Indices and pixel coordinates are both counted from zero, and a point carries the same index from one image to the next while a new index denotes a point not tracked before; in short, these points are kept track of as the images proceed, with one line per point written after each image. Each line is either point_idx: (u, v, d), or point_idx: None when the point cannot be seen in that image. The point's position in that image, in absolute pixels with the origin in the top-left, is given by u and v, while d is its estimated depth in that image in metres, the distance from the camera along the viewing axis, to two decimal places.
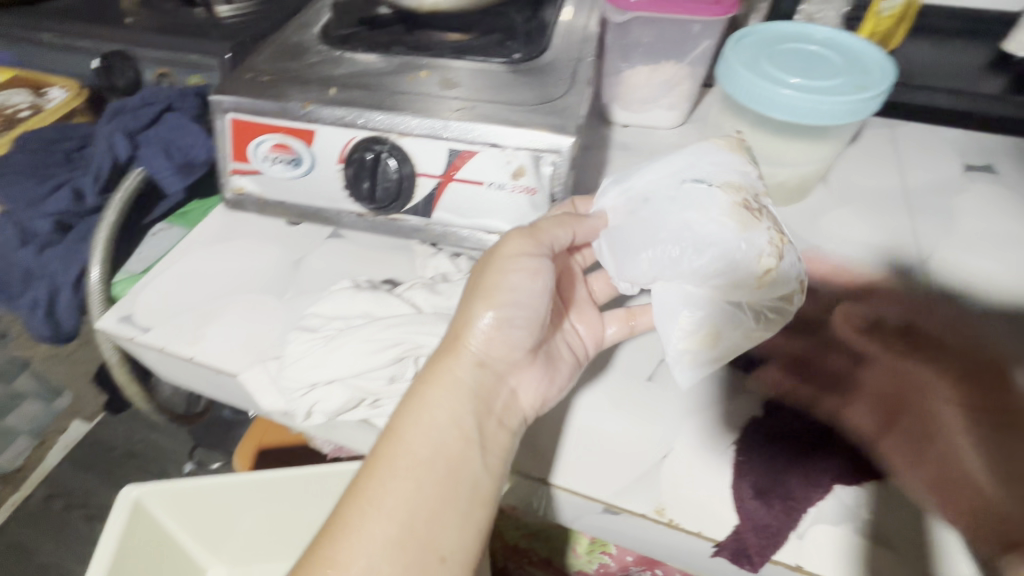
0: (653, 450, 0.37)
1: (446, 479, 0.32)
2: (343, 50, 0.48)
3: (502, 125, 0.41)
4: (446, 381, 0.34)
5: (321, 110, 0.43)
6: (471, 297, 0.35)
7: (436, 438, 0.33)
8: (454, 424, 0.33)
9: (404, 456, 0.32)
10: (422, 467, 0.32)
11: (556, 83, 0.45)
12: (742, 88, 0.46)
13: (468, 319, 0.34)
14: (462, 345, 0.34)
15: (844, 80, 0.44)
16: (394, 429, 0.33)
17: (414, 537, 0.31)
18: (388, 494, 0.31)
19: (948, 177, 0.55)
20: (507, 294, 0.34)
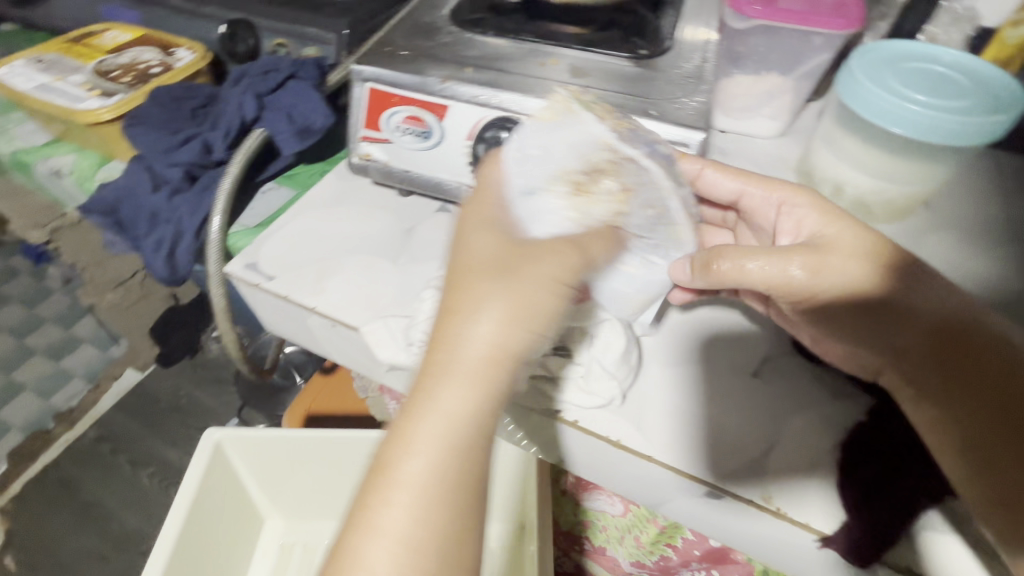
0: (759, 442, 0.38)
1: (461, 488, 0.29)
2: (473, 33, 0.51)
3: (635, 116, 0.42)
4: (468, 386, 0.29)
5: (458, 87, 0.45)
6: (479, 290, 0.31)
7: (457, 445, 0.29)
8: (475, 429, 0.29)
9: (426, 467, 0.28)
10: (437, 480, 0.28)
11: (681, 81, 0.46)
12: (865, 100, 0.46)
13: (477, 320, 0.30)
14: (504, 354, 0.30)
15: (973, 102, 0.44)
16: (408, 439, 0.29)
17: (422, 560, 0.27)
18: (401, 511, 0.28)
19: None
20: (534, 301, 0.30)
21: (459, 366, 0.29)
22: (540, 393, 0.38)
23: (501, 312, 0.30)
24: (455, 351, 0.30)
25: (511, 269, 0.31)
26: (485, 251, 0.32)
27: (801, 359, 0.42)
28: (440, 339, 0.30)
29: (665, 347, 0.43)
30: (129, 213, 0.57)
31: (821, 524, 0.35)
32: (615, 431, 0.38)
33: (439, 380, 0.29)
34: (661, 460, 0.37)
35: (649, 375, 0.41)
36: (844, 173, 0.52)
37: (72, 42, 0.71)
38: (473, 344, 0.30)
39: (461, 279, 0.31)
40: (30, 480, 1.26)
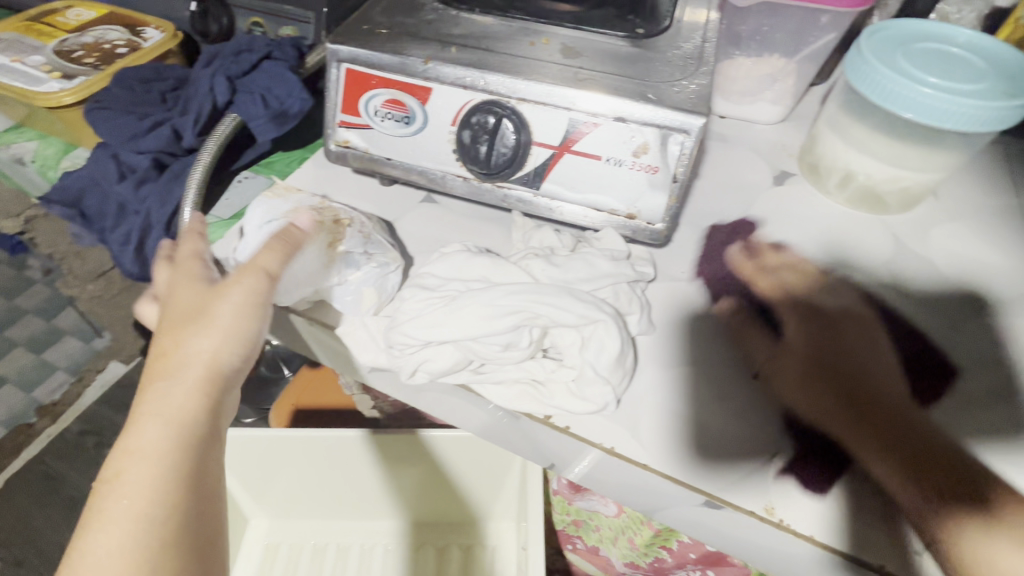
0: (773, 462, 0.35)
1: (171, 528, 0.30)
2: (459, 10, 0.47)
3: (631, 101, 0.39)
4: (180, 420, 0.31)
5: (441, 68, 0.42)
6: (193, 322, 0.33)
7: (169, 463, 0.30)
8: (178, 455, 0.31)
9: (132, 485, 0.30)
10: (149, 503, 0.29)
11: (681, 62, 0.43)
12: (876, 83, 0.43)
13: (192, 343, 0.33)
14: (177, 371, 0.32)
15: (990, 85, 0.42)
16: (120, 467, 0.30)
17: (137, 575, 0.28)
18: (103, 543, 0.29)
19: None
20: (219, 322, 0.33)
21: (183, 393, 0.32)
22: (531, 398, 0.36)
23: (204, 342, 0.33)
24: (159, 376, 0.32)
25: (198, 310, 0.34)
26: (184, 305, 0.34)
27: None
28: (156, 361, 0.33)
29: (660, 347, 0.40)
30: (94, 202, 0.54)
31: (838, 545, 0.33)
32: (608, 437, 0.35)
33: (144, 410, 0.31)
34: (657, 469, 0.35)
35: (643, 377, 0.39)
36: (848, 161, 0.49)
37: (32, 20, 0.66)
38: (174, 365, 0.32)
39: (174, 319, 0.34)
40: (12, 476, 1.22)
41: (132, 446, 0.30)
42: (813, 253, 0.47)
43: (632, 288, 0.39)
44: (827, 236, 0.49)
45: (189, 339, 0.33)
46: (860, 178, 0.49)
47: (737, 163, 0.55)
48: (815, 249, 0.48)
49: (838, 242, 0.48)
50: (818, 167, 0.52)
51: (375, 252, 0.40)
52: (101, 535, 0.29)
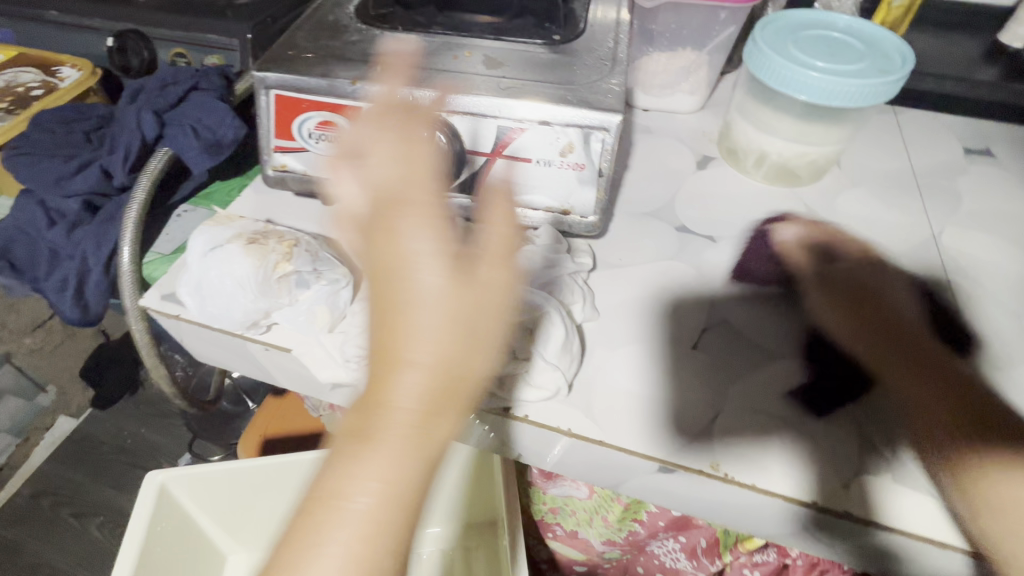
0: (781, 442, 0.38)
1: (431, 436, 0.28)
2: (382, 29, 0.49)
3: (553, 104, 0.42)
4: (401, 365, 0.28)
5: (370, 88, 0.43)
6: (421, 214, 0.31)
7: (429, 376, 0.28)
8: (456, 373, 0.29)
9: (350, 469, 0.28)
10: (399, 481, 0.27)
11: (597, 64, 0.46)
12: (773, 70, 0.48)
13: (415, 236, 0.30)
14: (385, 274, 0.30)
15: (868, 64, 0.47)
16: (385, 395, 0.28)
17: (403, 485, 0.27)
18: (373, 478, 0.27)
19: (948, 160, 0.59)
20: (404, 241, 0.30)
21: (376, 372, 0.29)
22: (488, 392, 0.38)
23: (426, 236, 0.30)
24: (405, 286, 0.29)
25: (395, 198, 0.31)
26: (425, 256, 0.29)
27: (737, 326, 0.44)
28: (395, 278, 0.30)
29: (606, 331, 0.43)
30: (24, 251, 0.53)
31: (800, 495, 0.36)
32: (564, 420, 0.38)
33: (416, 275, 0.29)
34: (611, 443, 0.37)
35: (592, 360, 0.41)
36: (759, 142, 0.54)
37: None
38: (404, 278, 0.29)
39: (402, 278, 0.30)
40: None
41: (390, 384, 0.28)
42: (737, 229, 0.51)
43: (571, 278, 0.41)
44: (748, 211, 0.53)
45: (413, 242, 0.30)
46: (771, 156, 0.54)
47: (663, 153, 0.59)
48: (739, 224, 0.52)
49: (758, 216, 0.53)
50: (735, 150, 0.57)
51: (323, 270, 0.42)
52: (362, 472, 0.27)
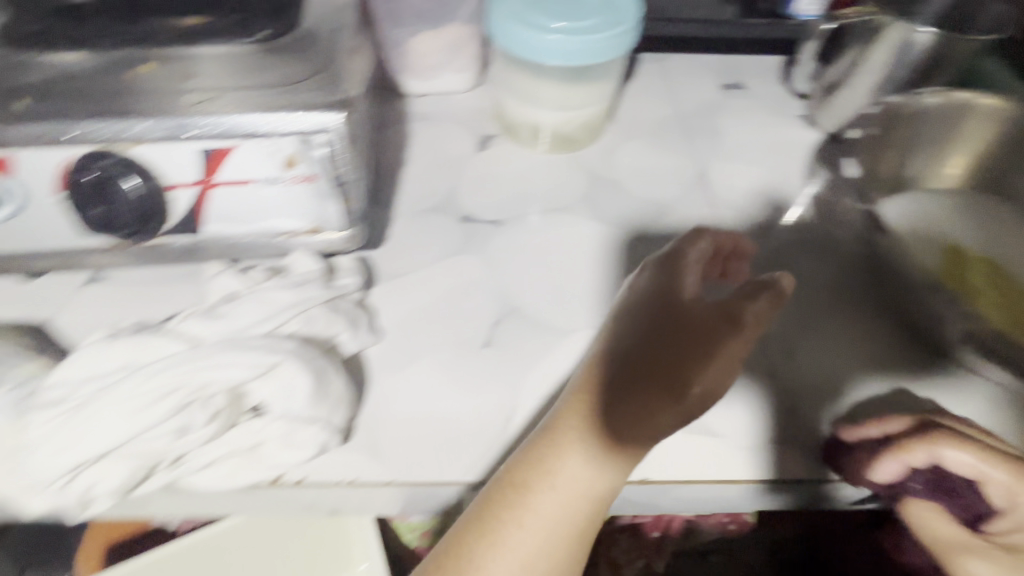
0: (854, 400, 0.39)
1: (594, 488, 0.30)
2: (29, 51, 0.38)
3: (257, 112, 0.35)
4: (605, 393, 0.31)
5: (7, 130, 0.33)
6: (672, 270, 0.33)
7: (596, 439, 0.30)
8: (674, 422, 0.29)
9: (563, 472, 0.30)
10: (600, 474, 0.30)
11: (316, 59, 0.41)
12: (516, 39, 0.46)
13: (688, 292, 0.32)
14: (666, 319, 0.31)
15: (600, 15, 0.47)
16: (577, 434, 0.31)
17: (559, 527, 0.30)
18: (582, 477, 0.30)
19: (709, 101, 0.62)
20: (686, 303, 0.31)
21: (609, 388, 0.31)
22: (247, 468, 0.32)
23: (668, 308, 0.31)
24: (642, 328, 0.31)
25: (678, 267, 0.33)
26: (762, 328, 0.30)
27: (529, 312, 0.42)
28: (622, 331, 0.32)
29: (391, 352, 0.39)
30: None
31: None
32: (349, 470, 0.33)
33: (606, 355, 0.32)
34: (403, 481, 0.33)
35: (377, 389, 0.37)
36: (529, 113, 0.52)
37: None
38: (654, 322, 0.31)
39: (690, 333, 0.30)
40: None
41: (563, 431, 0.31)
42: (524, 207, 0.49)
43: (329, 307, 0.36)
44: (534, 187, 0.51)
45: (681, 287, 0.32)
46: (545, 125, 0.52)
47: (444, 139, 0.55)
48: (526, 203, 0.50)
49: (544, 190, 0.51)
50: (511, 124, 0.54)
51: None
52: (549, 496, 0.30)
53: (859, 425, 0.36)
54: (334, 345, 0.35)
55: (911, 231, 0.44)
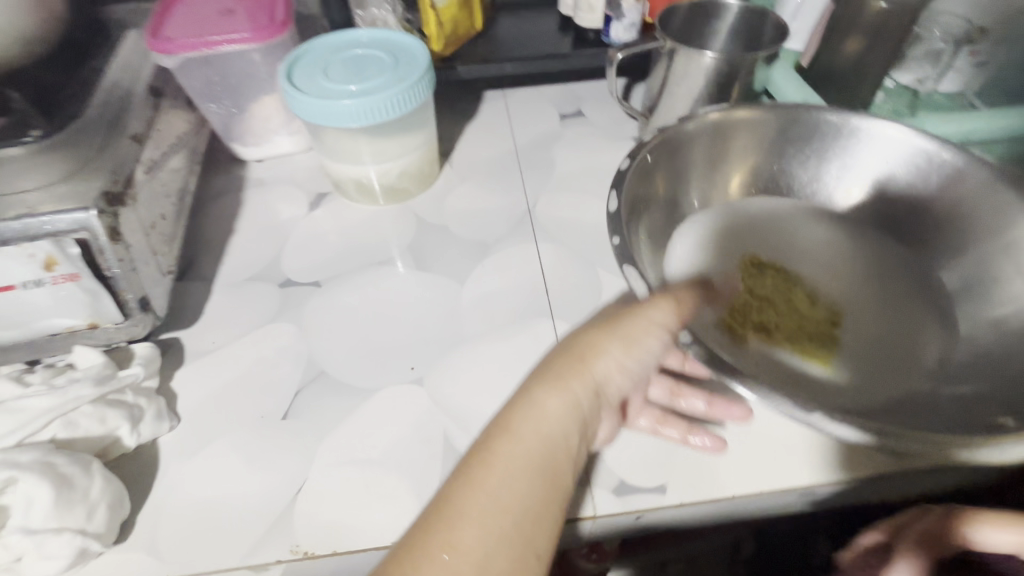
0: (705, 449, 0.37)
1: (554, 484, 0.30)
2: None
3: (8, 219, 0.35)
4: (570, 394, 0.32)
5: None
6: (601, 332, 0.35)
7: (558, 437, 0.31)
8: (566, 448, 0.31)
9: (534, 431, 0.31)
10: (569, 436, 0.31)
11: (88, 151, 0.41)
12: (315, 111, 0.47)
13: (602, 356, 0.34)
14: (586, 366, 0.33)
15: (392, 71, 0.49)
16: (524, 421, 0.31)
17: (511, 529, 0.27)
18: (516, 474, 0.29)
19: (548, 131, 0.63)
20: (640, 347, 0.34)
21: (571, 362, 0.34)
22: None
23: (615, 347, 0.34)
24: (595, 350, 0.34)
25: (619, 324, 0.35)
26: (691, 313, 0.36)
27: (334, 375, 0.42)
28: (585, 350, 0.34)
29: (186, 436, 0.38)
30: None
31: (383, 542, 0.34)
32: (122, 571, 0.33)
33: (547, 382, 0.33)
34: (178, 574, 0.33)
35: (164, 479, 0.36)
36: (350, 169, 0.53)
37: None
38: (580, 368, 0.33)
39: (628, 327, 0.34)
40: None
41: (530, 421, 0.31)
42: (349, 265, 0.50)
43: (102, 403, 0.36)
44: (363, 241, 0.52)
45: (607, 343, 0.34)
46: (369, 178, 0.53)
47: (276, 202, 0.56)
48: (352, 260, 0.50)
49: (372, 243, 0.52)
50: (339, 182, 0.55)
51: None
52: (500, 485, 0.28)
53: (658, 467, 0.37)
54: (111, 441, 0.35)
55: (690, 250, 0.44)
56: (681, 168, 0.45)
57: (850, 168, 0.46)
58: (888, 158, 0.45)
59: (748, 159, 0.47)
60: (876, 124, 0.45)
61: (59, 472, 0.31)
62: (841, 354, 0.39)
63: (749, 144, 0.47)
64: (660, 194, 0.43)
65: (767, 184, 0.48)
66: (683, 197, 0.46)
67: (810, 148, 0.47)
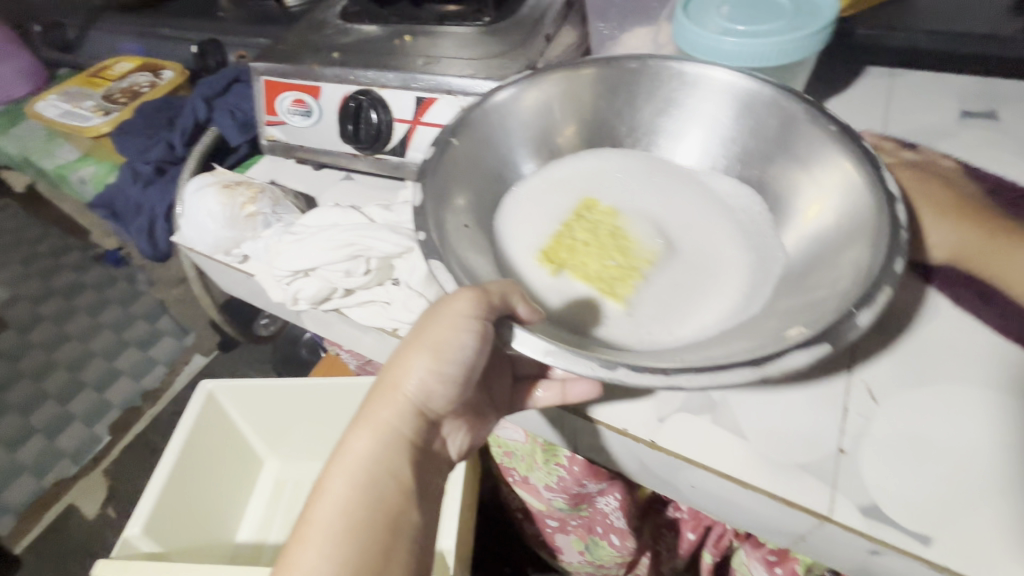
0: (1008, 525, 0.31)
1: (388, 508, 0.36)
2: (352, 23, 0.59)
3: (459, 77, 0.49)
4: (382, 431, 0.37)
5: (325, 71, 0.54)
6: (412, 344, 0.36)
7: (376, 464, 0.36)
8: (378, 472, 0.36)
9: (352, 465, 0.36)
10: (369, 462, 0.36)
11: (514, 40, 0.52)
12: (695, 42, 0.49)
13: (409, 369, 0.36)
14: (397, 392, 0.37)
15: (787, 21, 0.48)
16: (325, 487, 0.36)
17: (346, 541, 0.34)
18: (340, 492, 0.35)
19: (932, 125, 0.53)
20: (447, 347, 0.35)
21: (379, 398, 0.37)
22: (380, 315, 0.46)
23: (423, 373, 0.36)
24: (371, 409, 0.37)
25: (436, 345, 0.35)
26: (507, 302, 0.35)
27: None
28: (384, 382, 0.37)
29: None
30: (121, 203, 0.73)
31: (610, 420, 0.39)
32: None
33: (351, 431, 0.37)
34: None
35: None
36: None
37: (91, 73, 0.87)
38: (392, 396, 0.37)
39: (433, 335, 0.35)
40: None
41: (341, 462, 0.36)
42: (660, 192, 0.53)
43: None
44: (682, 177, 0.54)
45: (392, 370, 0.37)
46: None
47: None
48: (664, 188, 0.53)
49: None
50: None
51: (282, 212, 0.53)
52: (327, 504, 0.35)
53: (926, 516, 0.32)
54: None
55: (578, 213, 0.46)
56: (485, 160, 0.47)
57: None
58: (728, 114, 0.48)
59: (578, 120, 0.51)
60: (701, 69, 0.48)
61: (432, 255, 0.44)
62: (631, 293, 0.41)
63: (516, 135, 0.49)
64: (475, 170, 0.45)
65: (620, 141, 0.52)
66: (484, 172, 0.47)
67: (644, 95, 0.50)
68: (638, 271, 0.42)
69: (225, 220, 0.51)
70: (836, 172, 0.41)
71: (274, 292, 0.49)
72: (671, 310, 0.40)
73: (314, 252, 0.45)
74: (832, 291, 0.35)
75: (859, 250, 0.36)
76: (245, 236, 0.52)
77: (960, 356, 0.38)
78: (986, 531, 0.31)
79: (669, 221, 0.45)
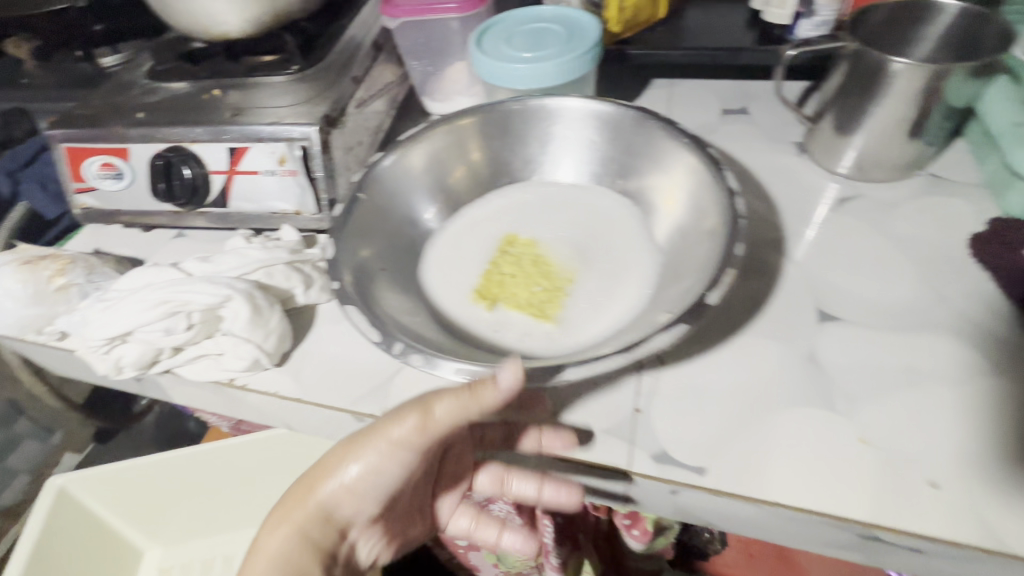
0: (763, 445, 0.37)
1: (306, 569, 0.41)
2: (160, 81, 0.58)
3: (269, 124, 0.51)
4: (310, 506, 0.40)
5: (130, 132, 0.52)
6: (348, 446, 0.38)
7: (303, 531, 0.40)
8: (303, 539, 0.40)
9: (283, 531, 0.40)
10: (297, 531, 0.40)
11: (323, 85, 0.55)
12: (490, 70, 0.55)
13: (345, 469, 0.38)
14: (329, 481, 0.39)
15: (563, 45, 0.55)
16: (257, 545, 0.40)
17: None
18: (269, 556, 0.40)
19: (701, 124, 0.63)
20: (378, 462, 0.37)
21: (304, 493, 0.40)
22: (213, 368, 0.45)
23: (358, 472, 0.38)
24: (305, 484, 0.40)
25: (368, 456, 0.37)
26: (452, 423, 0.34)
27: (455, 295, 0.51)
28: (320, 467, 0.39)
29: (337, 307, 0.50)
30: None
31: None
32: (275, 385, 0.45)
33: (288, 500, 0.40)
34: (307, 399, 0.44)
35: (315, 334, 0.48)
36: None
37: None
38: (322, 479, 0.39)
39: (370, 445, 0.36)
40: None
41: (274, 526, 0.40)
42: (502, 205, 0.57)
43: (291, 266, 0.49)
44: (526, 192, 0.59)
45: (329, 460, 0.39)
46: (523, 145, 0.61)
47: None
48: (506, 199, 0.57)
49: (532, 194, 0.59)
50: None
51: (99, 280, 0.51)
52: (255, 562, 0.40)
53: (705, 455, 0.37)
54: (289, 296, 0.48)
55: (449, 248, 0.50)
56: (395, 213, 0.49)
57: (861, 128, 0.51)
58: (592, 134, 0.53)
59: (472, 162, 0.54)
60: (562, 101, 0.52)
61: (256, 300, 0.45)
62: (560, 310, 0.45)
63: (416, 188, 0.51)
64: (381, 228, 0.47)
65: (515, 175, 0.55)
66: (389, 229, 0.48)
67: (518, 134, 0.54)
68: (561, 290, 0.47)
69: (29, 298, 0.48)
70: (679, 161, 0.47)
71: (94, 364, 0.47)
72: (595, 311, 0.45)
73: (128, 314, 0.44)
74: (694, 276, 0.39)
75: (708, 238, 0.41)
76: (55, 311, 0.49)
77: (728, 312, 0.45)
78: (749, 454, 0.37)
79: (555, 245, 0.50)
